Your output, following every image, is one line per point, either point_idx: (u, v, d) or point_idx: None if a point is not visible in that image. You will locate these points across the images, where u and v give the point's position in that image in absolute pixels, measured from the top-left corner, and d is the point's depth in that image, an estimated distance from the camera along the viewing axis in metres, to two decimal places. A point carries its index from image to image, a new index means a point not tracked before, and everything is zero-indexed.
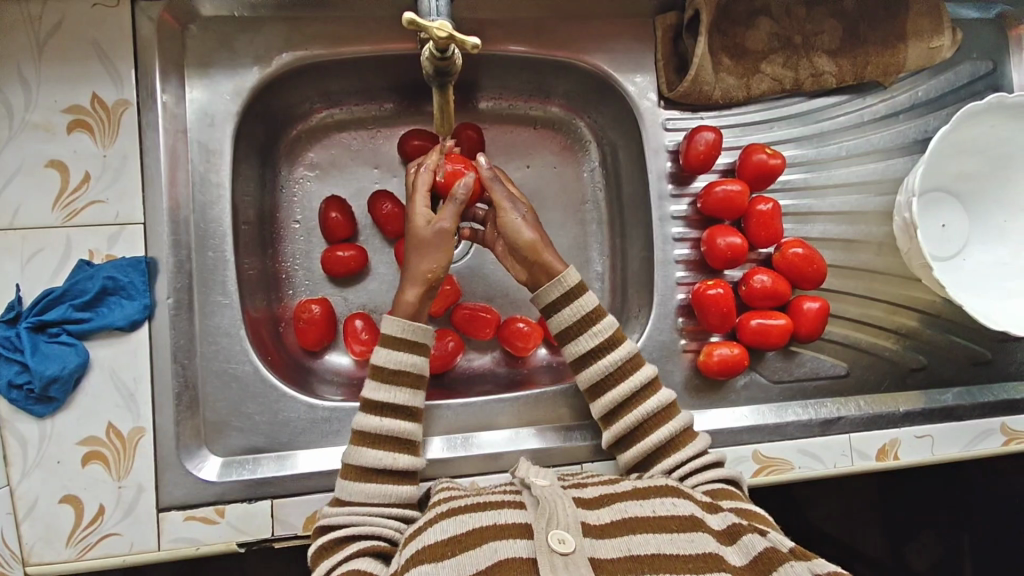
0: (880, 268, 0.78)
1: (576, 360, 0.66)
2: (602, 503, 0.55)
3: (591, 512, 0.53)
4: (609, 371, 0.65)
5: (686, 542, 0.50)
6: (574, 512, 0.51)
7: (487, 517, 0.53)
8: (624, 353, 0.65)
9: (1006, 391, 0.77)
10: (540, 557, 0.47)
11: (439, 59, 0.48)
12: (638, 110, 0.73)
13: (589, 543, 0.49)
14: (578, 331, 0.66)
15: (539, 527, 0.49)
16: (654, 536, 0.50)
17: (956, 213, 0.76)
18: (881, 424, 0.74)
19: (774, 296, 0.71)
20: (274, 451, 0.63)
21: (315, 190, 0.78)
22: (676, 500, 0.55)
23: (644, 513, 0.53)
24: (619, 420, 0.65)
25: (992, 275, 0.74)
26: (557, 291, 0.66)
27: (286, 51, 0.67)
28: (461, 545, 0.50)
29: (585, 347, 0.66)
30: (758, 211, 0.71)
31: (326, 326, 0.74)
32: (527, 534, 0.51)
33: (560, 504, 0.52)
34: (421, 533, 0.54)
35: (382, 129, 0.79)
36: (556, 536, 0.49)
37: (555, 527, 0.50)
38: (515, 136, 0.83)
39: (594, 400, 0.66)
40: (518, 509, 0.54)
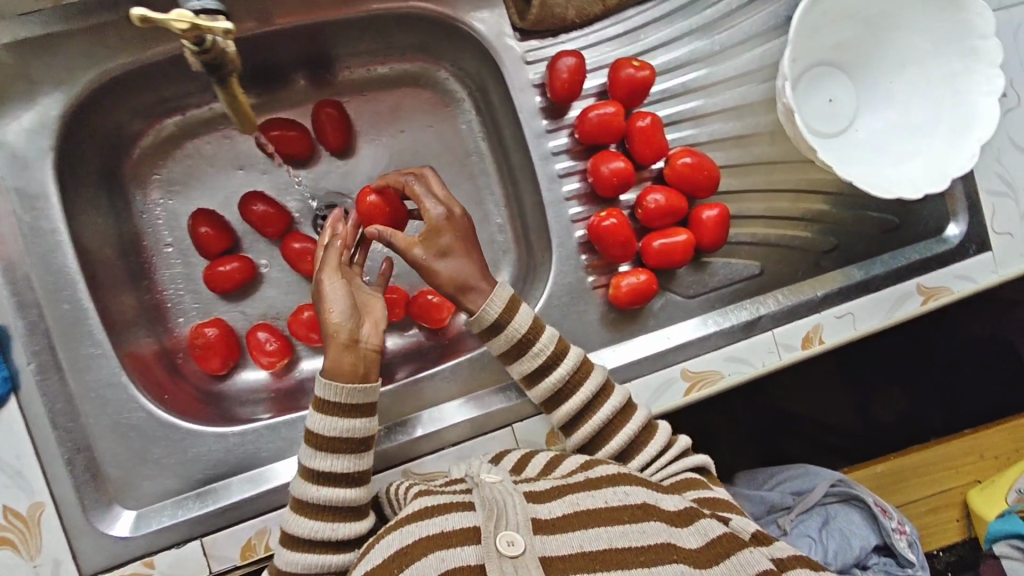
0: (777, 157, 0.76)
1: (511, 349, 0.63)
2: (553, 495, 0.54)
3: (542, 507, 0.52)
4: (546, 359, 0.63)
5: (638, 534, 0.49)
6: (523, 508, 0.50)
7: (434, 523, 0.51)
8: (554, 342, 0.63)
9: (917, 252, 0.78)
10: (489, 564, 0.46)
11: (201, 53, 0.45)
12: (493, 48, 0.68)
13: (540, 541, 0.48)
14: (509, 318, 0.63)
15: (487, 530, 0.48)
16: (604, 531, 0.50)
17: (841, 86, 0.74)
18: (802, 313, 0.74)
19: (671, 213, 0.69)
20: (245, 471, 0.62)
21: (179, 208, 0.73)
22: (626, 488, 0.54)
23: (596, 505, 0.52)
24: (565, 403, 0.63)
25: (886, 141, 0.72)
26: (482, 324, 0.63)
27: (89, 66, 0.60)
28: (406, 558, 0.49)
29: (533, 366, 0.63)
30: (638, 128, 0.67)
31: (226, 347, 0.71)
32: (477, 537, 0.49)
33: (508, 503, 0.51)
34: (371, 549, 0.52)
35: (234, 127, 0.74)
36: (505, 538, 0.48)
37: (504, 528, 0.48)
38: (382, 102, 0.78)
39: (552, 412, 0.64)
40: (467, 511, 0.52)
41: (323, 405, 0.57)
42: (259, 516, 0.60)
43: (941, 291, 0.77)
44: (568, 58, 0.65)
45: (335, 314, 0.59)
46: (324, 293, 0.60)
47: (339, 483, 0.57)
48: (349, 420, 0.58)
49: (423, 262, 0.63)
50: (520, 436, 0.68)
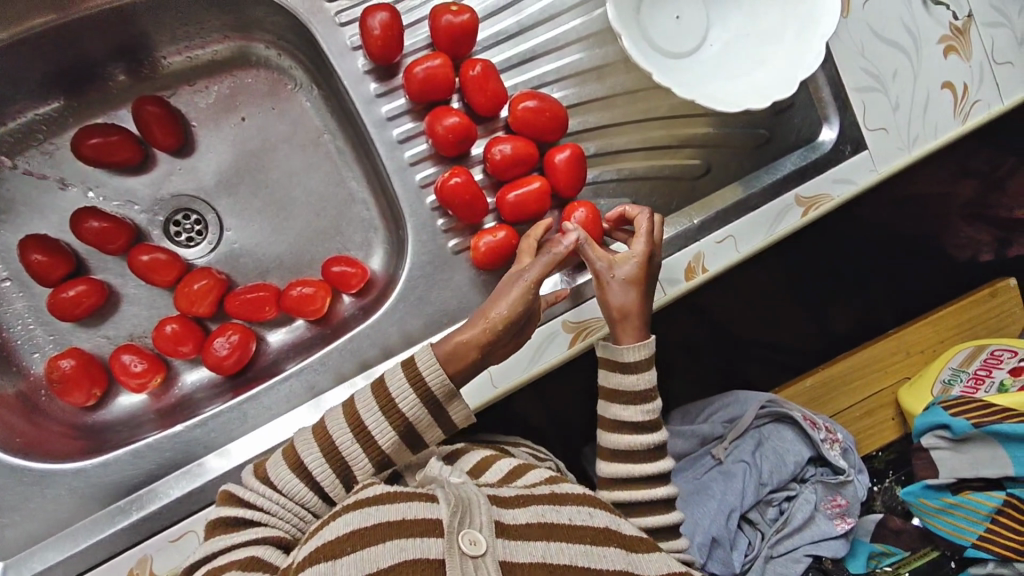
0: (634, 86, 0.72)
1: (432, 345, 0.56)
2: (518, 502, 0.52)
3: (507, 512, 0.50)
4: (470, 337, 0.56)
5: (599, 556, 0.49)
6: (489, 510, 0.49)
7: (398, 511, 0.49)
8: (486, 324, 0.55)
9: (794, 161, 0.75)
10: (449, 562, 0.45)
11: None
12: (300, 14, 0.63)
13: (501, 544, 0.47)
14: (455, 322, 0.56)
15: (450, 524, 0.46)
16: (568, 546, 0.48)
17: (686, 1, 0.70)
18: (681, 245, 0.72)
19: (522, 162, 0.65)
20: (177, 469, 0.61)
21: (9, 237, 0.69)
22: (593, 508, 0.53)
23: (561, 519, 0.51)
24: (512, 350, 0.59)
25: (737, 51, 0.69)
26: (631, 328, 0.60)
27: None
28: (364, 540, 0.47)
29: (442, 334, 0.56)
30: (471, 78, 0.63)
31: (87, 376, 0.67)
32: (440, 530, 0.47)
33: (474, 501, 0.49)
34: (323, 526, 0.49)
35: (54, 140, 0.70)
36: (468, 537, 0.46)
37: (467, 525, 0.47)
38: (213, 91, 0.73)
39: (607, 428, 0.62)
40: (429, 503, 0.50)
41: (385, 395, 0.54)
42: (134, 546, 0.59)
43: (821, 199, 0.75)
44: (381, 13, 0.60)
45: (498, 310, 0.56)
46: (507, 291, 0.56)
47: (307, 483, 0.53)
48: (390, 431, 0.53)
49: (600, 274, 0.60)
50: None
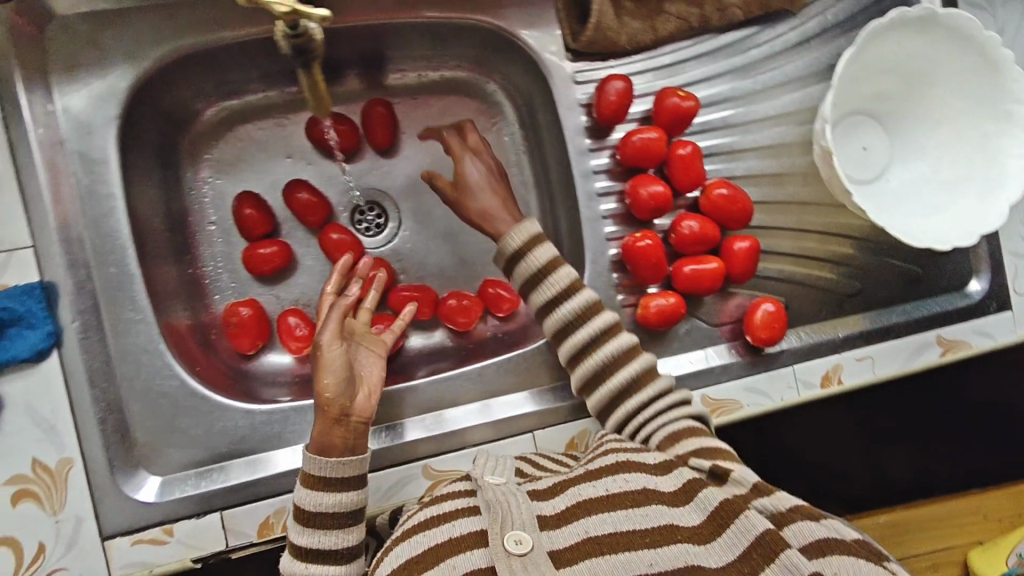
0: (809, 198, 0.77)
1: (538, 311, 0.65)
2: (555, 489, 0.52)
3: (546, 504, 0.51)
4: (569, 320, 0.64)
5: (642, 518, 0.49)
6: (527, 507, 0.50)
7: (443, 531, 0.50)
8: (582, 299, 0.64)
9: (939, 304, 0.79)
10: (497, 565, 0.46)
11: (294, 36, 0.48)
12: (544, 65, 0.70)
13: (546, 537, 0.48)
14: (538, 282, 0.65)
15: (493, 534, 0.47)
16: (610, 517, 0.49)
17: (874, 135, 0.76)
18: (821, 352, 0.75)
19: (704, 241, 0.70)
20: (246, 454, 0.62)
21: (225, 189, 0.75)
22: (628, 472, 0.53)
23: (599, 492, 0.51)
24: (583, 364, 0.63)
25: (917, 192, 0.74)
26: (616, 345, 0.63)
27: (157, 45, 0.60)
28: (419, 565, 0.48)
29: (546, 297, 0.64)
30: (679, 156, 0.69)
31: (258, 327, 0.72)
32: (483, 542, 0.48)
33: (510, 503, 0.50)
34: (381, 560, 0.51)
35: (289, 118, 0.76)
36: (512, 536, 0.47)
37: (510, 528, 0.48)
38: (429, 107, 0.80)
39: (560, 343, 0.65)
40: (472, 515, 0.51)
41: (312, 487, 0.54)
42: (279, 496, 0.61)
43: (959, 344, 0.78)
44: (617, 82, 0.68)
45: (328, 388, 0.56)
46: (357, 378, 0.58)
47: (340, 489, 0.54)
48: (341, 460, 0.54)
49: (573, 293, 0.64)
50: (540, 443, 0.70)
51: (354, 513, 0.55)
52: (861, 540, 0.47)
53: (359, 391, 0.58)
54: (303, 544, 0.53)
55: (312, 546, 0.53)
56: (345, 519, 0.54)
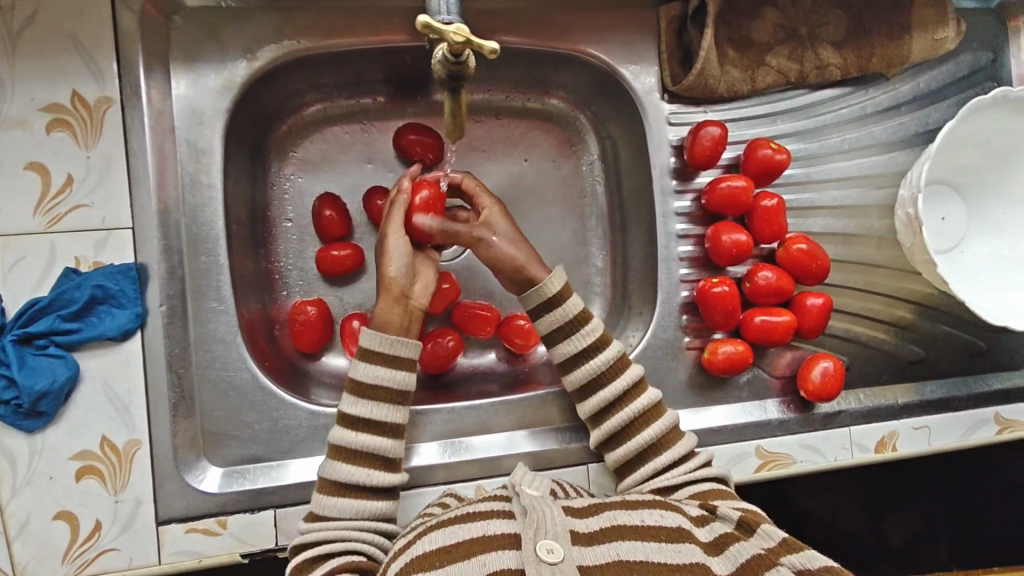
0: (880, 261, 0.78)
1: (565, 361, 0.66)
2: (590, 512, 0.54)
3: (580, 521, 0.52)
4: (598, 373, 0.65)
5: (673, 552, 0.49)
6: (561, 520, 0.51)
7: (477, 527, 0.51)
8: (611, 354, 0.65)
9: (999, 380, 0.79)
10: (527, 568, 0.46)
11: (453, 62, 0.42)
12: (641, 103, 0.71)
13: (578, 551, 0.48)
14: (570, 331, 0.65)
15: (526, 537, 0.48)
16: (642, 545, 0.50)
17: (955, 206, 0.76)
18: (879, 417, 0.75)
19: (777, 293, 0.71)
20: (261, 460, 0.62)
21: (306, 187, 0.75)
22: (663, 511, 0.54)
23: (633, 522, 0.52)
24: (607, 420, 0.65)
25: (991, 268, 0.74)
26: (538, 298, 0.66)
27: (275, 43, 0.63)
28: (450, 556, 0.49)
29: (576, 347, 0.65)
30: (762, 207, 0.70)
31: (323, 328, 0.72)
32: (517, 544, 0.49)
33: (547, 514, 0.51)
34: (409, 547, 0.52)
35: (375, 124, 0.76)
36: (545, 546, 0.48)
37: (543, 536, 0.49)
38: (513, 129, 0.80)
39: (582, 401, 0.66)
40: (507, 519, 0.53)
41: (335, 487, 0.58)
42: None
43: (1016, 424, 0.77)
44: (712, 128, 0.68)
45: (393, 272, 0.63)
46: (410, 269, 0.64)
47: (392, 364, 0.61)
48: (396, 371, 0.61)
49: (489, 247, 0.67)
50: (593, 476, 0.70)
51: (402, 392, 0.61)
52: None
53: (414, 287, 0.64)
54: (353, 415, 0.59)
55: (361, 415, 0.59)
56: (392, 394, 0.60)
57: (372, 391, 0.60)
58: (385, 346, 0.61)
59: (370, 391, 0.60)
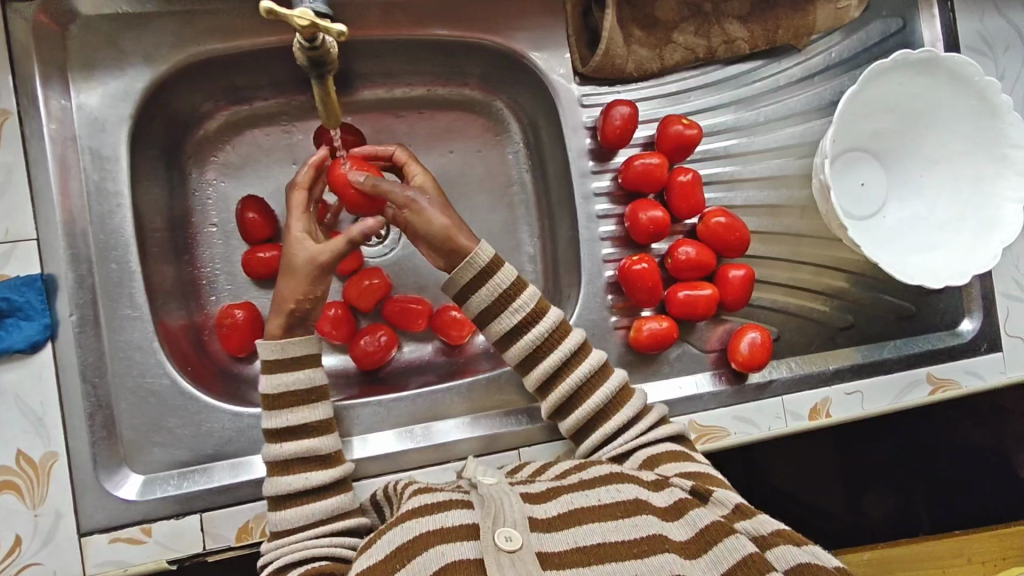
0: (804, 230, 0.78)
1: (500, 340, 0.63)
2: (549, 495, 0.53)
3: (538, 506, 0.52)
4: (535, 347, 0.63)
5: (628, 529, 0.49)
6: (520, 507, 0.50)
7: (435, 520, 0.51)
8: (551, 322, 0.63)
9: (930, 341, 0.80)
10: (485, 558, 0.46)
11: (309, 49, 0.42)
12: (553, 88, 0.72)
13: (536, 537, 0.49)
14: (500, 310, 0.62)
15: (485, 526, 0.48)
16: (598, 527, 0.50)
17: (874, 172, 0.77)
18: (813, 383, 0.75)
19: (699, 267, 0.71)
20: (187, 466, 0.61)
21: (228, 191, 0.75)
22: (621, 485, 0.54)
23: (589, 501, 0.52)
24: (554, 392, 0.63)
25: (913, 230, 0.75)
26: (471, 272, 0.61)
27: (177, 47, 0.63)
28: (404, 556, 0.49)
29: (508, 325, 0.62)
30: (679, 182, 0.71)
31: (250, 331, 0.71)
32: (473, 535, 0.50)
33: (505, 500, 0.51)
34: (369, 545, 0.52)
35: (297, 125, 0.76)
36: (503, 533, 0.48)
37: (501, 524, 0.48)
38: (436, 122, 0.80)
39: (527, 374, 0.64)
40: (466, 509, 0.52)
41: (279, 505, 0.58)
42: (260, 500, 0.61)
43: (950, 383, 0.78)
44: (623, 108, 0.69)
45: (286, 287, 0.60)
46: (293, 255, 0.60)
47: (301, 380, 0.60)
48: (302, 371, 0.60)
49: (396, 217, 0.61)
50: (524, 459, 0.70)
51: (313, 391, 0.61)
52: (843, 568, 0.46)
53: (286, 286, 0.60)
54: (275, 427, 0.59)
55: (284, 426, 0.59)
56: (300, 397, 0.60)
57: (284, 399, 0.59)
58: (279, 350, 0.60)
59: (276, 398, 0.59)
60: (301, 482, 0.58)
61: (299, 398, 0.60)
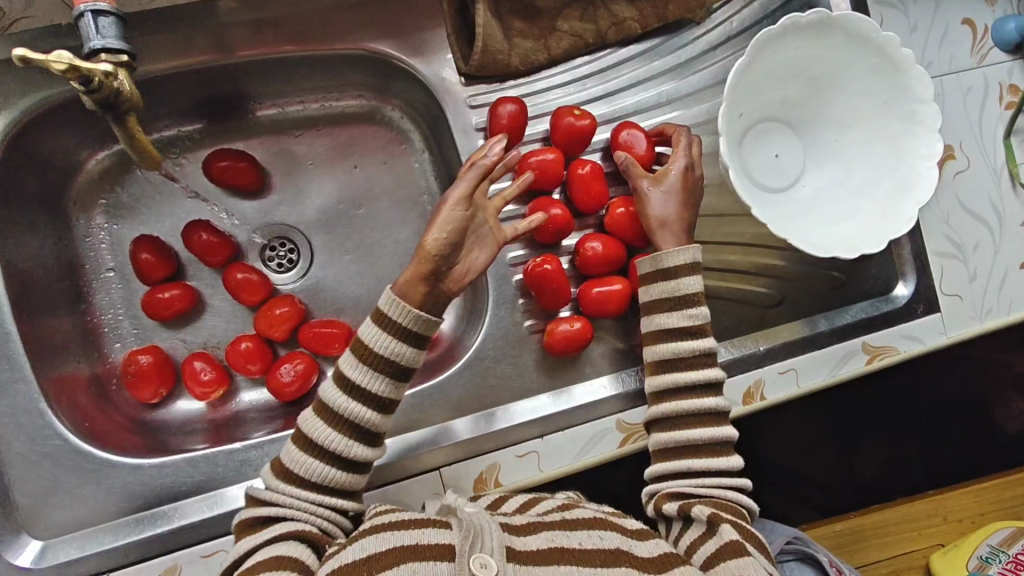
0: (723, 210, 0.76)
1: (679, 271, 0.62)
2: (533, 529, 0.52)
3: (519, 538, 0.50)
4: (693, 297, 0.62)
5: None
6: (499, 536, 0.48)
7: (411, 535, 0.49)
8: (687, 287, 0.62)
9: (866, 309, 0.77)
10: None
11: (91, 92, 0.46)
12: (437, 92, 0.69)
13: (511, 569, 0.47)
14: (680, 262, 0.62)
15: (461, 550, 0.47)
16: (579, 571, 0.48)
17: (786, 141, 0.74)
18: (744, 366, 0.73)
19: (609, 261, 0.68)
20: (89, 526, 0.59)
21: (124, 233, 0.73)
22: (602, 531, 0.53)
23: (570, 543, 0.51)
24: (677, 349, 0.61)
25: (831, 198, 0.72)
26: (682, 258, 0.62)
27: (30, 93, 0.60)
28: (380, 565, 0.47)
29: (672, 261, 0.62)
30: (578, 175, 0.68)
31: (159, 375, 0.70)
32: (450, 555, 0.48)
33: (485, 526, 0.49)
34: (340, 550, 0.50)
35: (188, 155, 0.75)
36: (478, 560, 0.46)
37: (478, 550, 0.47)
38: (335, 137, 0.78)
39: (654, 315, 0.63)
40: (444, 528, 0.51)
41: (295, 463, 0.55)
42: (169, 552, 0.59)
43: (887, 350, 0.76)
44: (631, 131, 0.69)
45: (480, 256, 0.58)
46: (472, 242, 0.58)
47: (405, 340, 0.55)
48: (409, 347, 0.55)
49: (642, 193, 0.65)
50: (447, 480, 0.66)
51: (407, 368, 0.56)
52: None
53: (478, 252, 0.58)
54: (353, 380, 0.55)
55: (356, 381, 0.55)
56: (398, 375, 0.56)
57: (377, 360, 0.55)
58: (407, 317, 0.55)
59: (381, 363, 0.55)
60: (335, 441, 0.55)
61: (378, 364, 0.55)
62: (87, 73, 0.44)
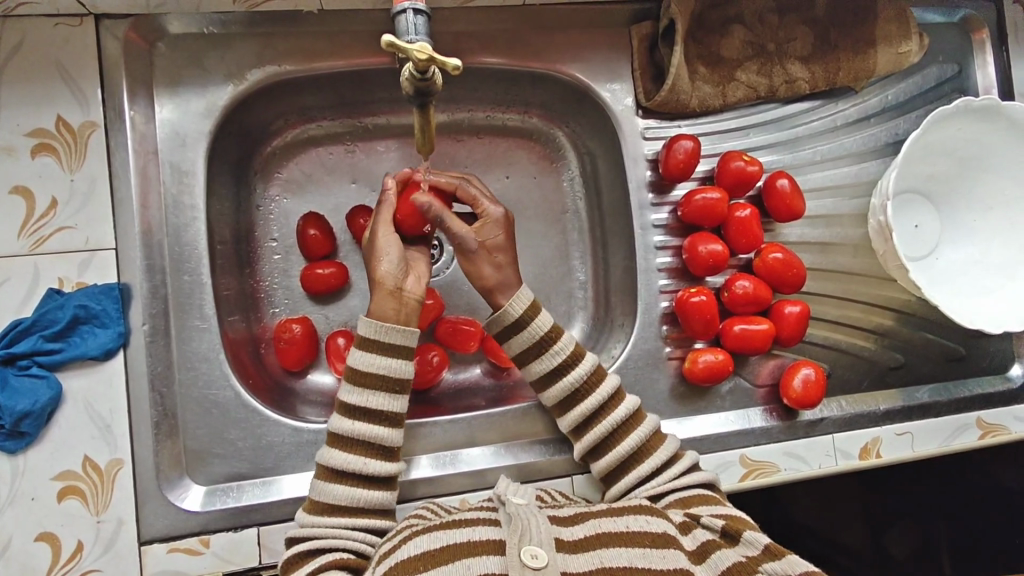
0: (856, 269, 0.78)
1: (537, 380, 0.65)
2: (576, 520, 0.52)
3: (565, 528, 0.51)
4: (573, 389, 0.64)
5: (658, 559, 0.48)
6: (547, 527, 0.49)
7: (461, 534, 0.50)
8: (587, 368, 0.64)
9: (979, 385, 0.79)
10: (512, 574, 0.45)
11: (420, 79, 0.45)
12: (616, 119, 0.73)
13: (562, 558, 0.47)
14: (537, 353, 0.65)
15: (511, 543, 0.47)
16: (626, 551, 0.49)
17: (928, 213, 0.77)
18: (863, 423, 0.75)
19: (755, 302, 0.72)
20: (248, 479, 0.62)
21: (290, 207, 0.75)
22: (649, 517, 0.53)
23: (618, 528, 0.51)
24: (588, 434, 0.64)
25: (966, 274, 0.75)
26: (513, 314, 0.64)
27: (259, 67, 0.65)
28: (434, 559, 0.48)
29: (549, 365, 0.64)
30: (737, 218, 0.72)
31: (308, 346, 0.71)
32: (501, 551, 0.48)
33: (532, 521, 0.49)
34: (395, 550, 0.51)
35: (359, 144, 0.76)
36: (528, 551, 0.46)
37: (528, 543, 0.47)
38: (495, 147, 0.81)
39: (561, 416, 0.65)
40: (492, 526, 0.51)
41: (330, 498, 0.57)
42: None
43: (999, 429, 0.78)
44: (781, 180, 0.72)
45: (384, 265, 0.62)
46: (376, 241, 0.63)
47: (390, 354, 0.60)
48: (399, 360, 0.60)
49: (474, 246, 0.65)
50: (577, 487, 0.70)
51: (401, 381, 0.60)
52: None
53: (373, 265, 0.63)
54: (352, 403, 0.59)
55: (358, 406, 0.59)
56: (390, 385, 0.60)
57: (367, 378, 0.59)
58: (381, 333, 0.60)
59: (360, 376, 0.59)
60: (355, 463, 0.58)
61: (389, 385, 0.60)
62: (438, 66, 0.43)
